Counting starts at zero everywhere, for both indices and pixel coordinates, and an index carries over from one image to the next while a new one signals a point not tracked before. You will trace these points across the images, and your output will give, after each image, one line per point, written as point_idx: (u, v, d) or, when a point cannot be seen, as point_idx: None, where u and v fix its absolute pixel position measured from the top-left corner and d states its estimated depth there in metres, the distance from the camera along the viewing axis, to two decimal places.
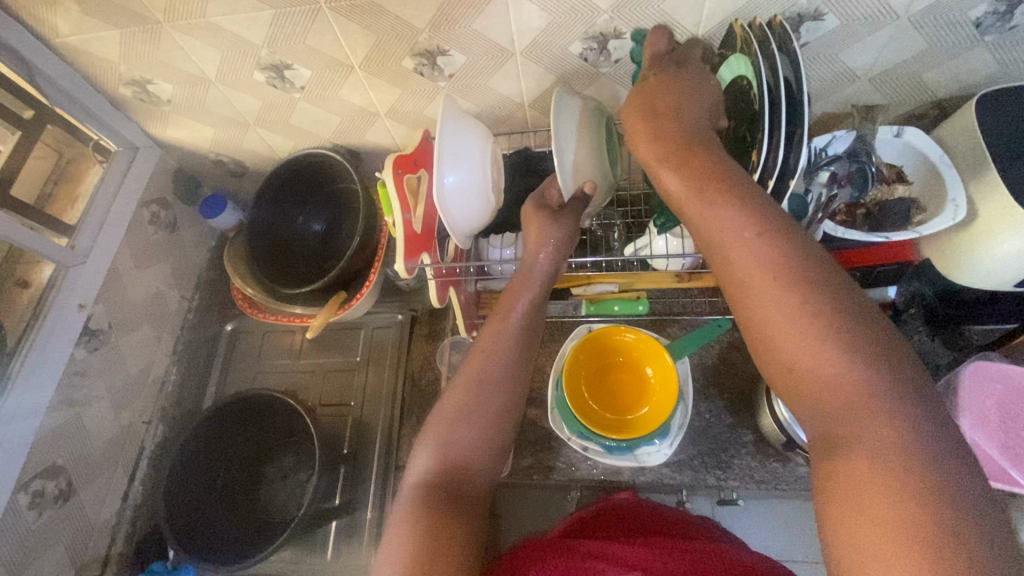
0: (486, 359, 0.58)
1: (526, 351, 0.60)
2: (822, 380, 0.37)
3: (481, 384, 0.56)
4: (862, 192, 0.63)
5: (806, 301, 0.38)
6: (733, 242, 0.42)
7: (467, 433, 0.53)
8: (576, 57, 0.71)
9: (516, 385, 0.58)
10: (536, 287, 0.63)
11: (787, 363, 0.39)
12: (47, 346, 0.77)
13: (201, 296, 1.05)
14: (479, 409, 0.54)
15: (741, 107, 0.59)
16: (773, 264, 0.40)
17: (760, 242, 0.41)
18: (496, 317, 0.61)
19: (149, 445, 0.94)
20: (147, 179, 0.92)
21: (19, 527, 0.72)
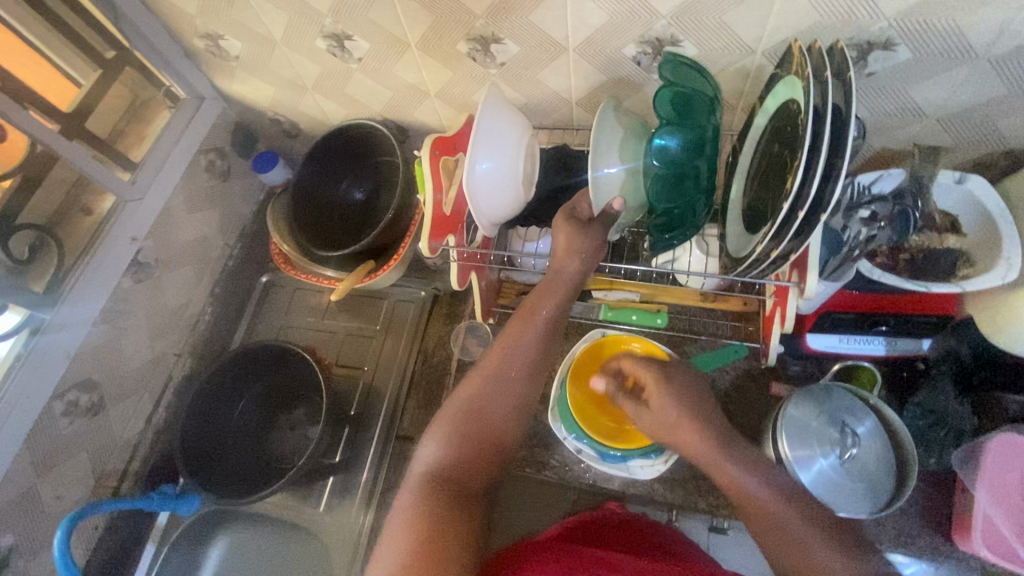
0: (503, 355, 0.59)
1: (547, 348, 0.60)
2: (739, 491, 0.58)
3: (495, 376, 0.57)
4: (902, 236, 0.59)
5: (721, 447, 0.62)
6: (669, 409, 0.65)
7: (482, 427, 0.55)
8: (630, 60, 0.70)
9: (532, 380, 0.58)
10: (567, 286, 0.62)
11: (723, 478, 0.60)
12: (98, 270, 0.83)
13: (243, 245, 1.10)
14: (497, 408, 0.56)
15: (788, 131, 0.57)
16: (690, 424, 0.64)
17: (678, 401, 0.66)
18: (519, 316, 0.61)
19: (177, 376, 0.99)
20: (208, 128, 0.97)
21: (51, 430, 0.78)
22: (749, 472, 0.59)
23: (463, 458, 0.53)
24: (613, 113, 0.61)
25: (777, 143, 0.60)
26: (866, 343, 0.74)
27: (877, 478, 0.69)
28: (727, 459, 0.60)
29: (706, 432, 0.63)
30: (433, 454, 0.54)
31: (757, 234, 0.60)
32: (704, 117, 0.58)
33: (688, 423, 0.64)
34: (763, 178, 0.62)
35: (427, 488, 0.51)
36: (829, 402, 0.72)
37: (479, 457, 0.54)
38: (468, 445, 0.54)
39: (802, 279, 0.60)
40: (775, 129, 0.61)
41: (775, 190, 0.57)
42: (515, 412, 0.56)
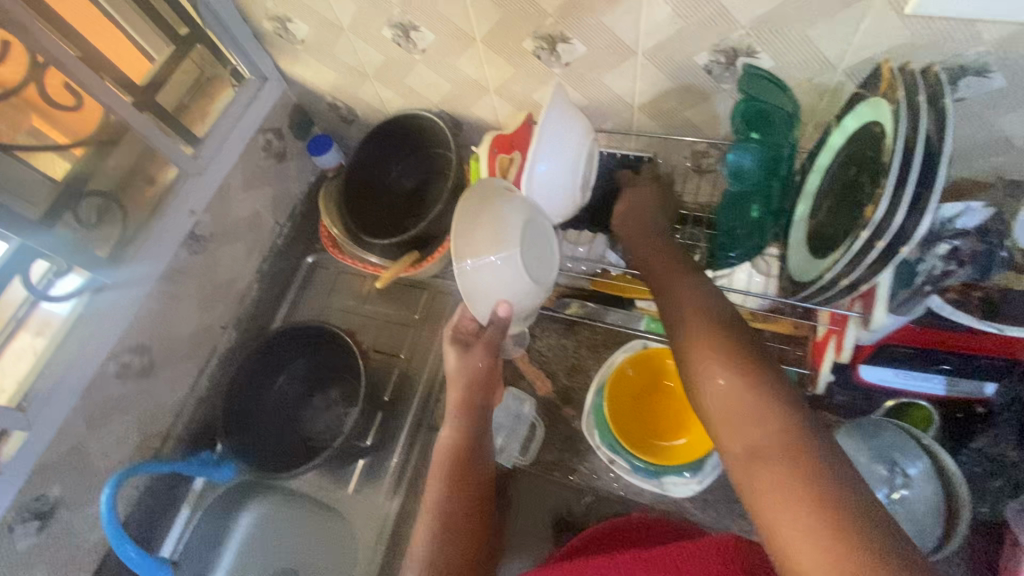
0: (438, 467, 0.67)
1: (467, 446, 0.67)
2: (738, 410, 0.47)
3: (441, 491, 0.65)
4: (982, 275, 0.56)
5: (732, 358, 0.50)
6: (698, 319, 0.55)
7: (448, 534, 0.62)
8: (700, 68, 0.68)
9: (467, 476, 0.66)
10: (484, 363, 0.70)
11: (706, 382, 0.51)
12: (159, 239, 0.86)
13: (293, 225, 1.12)
14: (449, 501, 0.64)
15: (867, 154, 0.55)
16: (713, 336, 0.53)
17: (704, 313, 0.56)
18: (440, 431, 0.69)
19: (222, 348, 1.01)
20: (269, 109, 0.99)
21: (104, 389, 0.82)
22: (738, 372, 0.49)
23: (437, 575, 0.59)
24: (486, 210, 0.67)
25: (854, 167, 0.58)
26: (924, 381, 0.71)
27: (926, 524, 0.66)
28: (732, 375, 0.49)
29: (720, 340, 0.52)
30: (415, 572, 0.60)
31: (825, 259, 0.58)
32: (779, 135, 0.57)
33: (706, 333, 0.53)
34: (836, 201, 0.59)
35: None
36: (878, 439, 0.70)
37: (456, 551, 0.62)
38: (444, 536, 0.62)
39: (869, 311, 0.59)
40: (853, 151, 0.58)
41: (850, 215, 0.55)
42: (464, 508, 0.64)
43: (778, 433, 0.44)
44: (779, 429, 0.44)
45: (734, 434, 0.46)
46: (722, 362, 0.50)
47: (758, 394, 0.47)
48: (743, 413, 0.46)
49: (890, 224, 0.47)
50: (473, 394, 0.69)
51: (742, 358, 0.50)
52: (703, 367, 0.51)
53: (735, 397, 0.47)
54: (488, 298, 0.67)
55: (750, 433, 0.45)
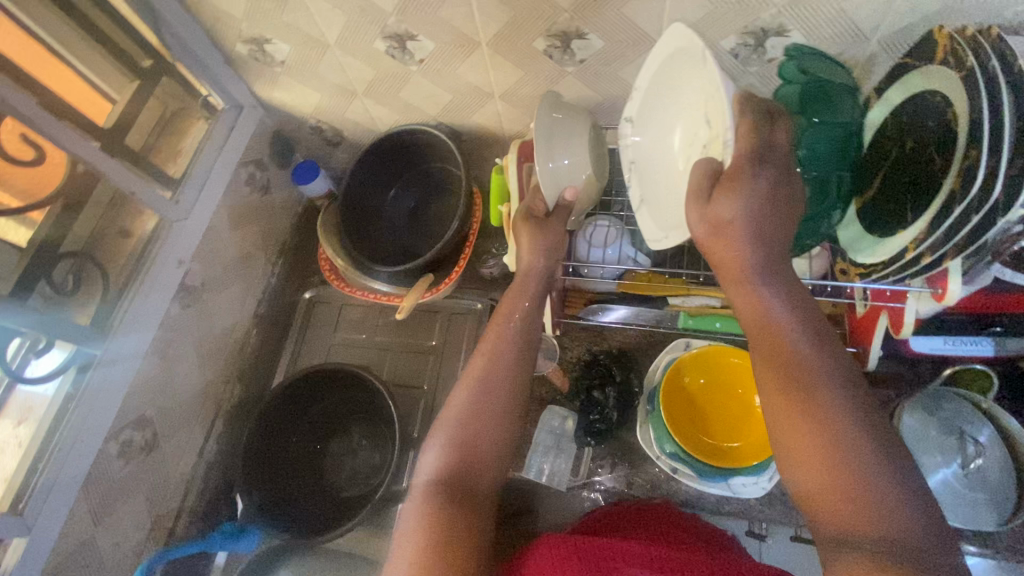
0: (487, 359, 0.58)
1: (523, 352, 0.59)
2: (819, 450, 0.43)
3: (484, 379, 0.56)
4: None
5: (817, 393, 0.44)
6: (785, 353, 0.47)
7: (480, 426, 0.54)
8: (726, 53, 0.65)
9: (516, 389, 0.57)
10: (514, 344, 0.59)
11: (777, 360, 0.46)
12: (146, 298, 0.77)
13: (285, 261, 1.05)
14: (492, 400, 0.55)
15: (926, 124, 0.53)
16: (800, 369, 0.46)
17: (802, 345, 0.47)
18: (495, 323, 0.61)
19: (226, 405, 0.93)
20: (248, 140, 0.91)
21: (106, 475, 0.73)
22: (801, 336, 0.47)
23: (463, 462, 0.52)
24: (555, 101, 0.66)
25: (908, 139, 0.56)
26: (973, 344, 0.71)
27: (1005, 494, 0.65)
28: (818, 410, 0.44)
29: (809, 375, 0.45)
30: (434, 464, 0.53)
31: (892, 237, 0.56)
32: (851, 109, 0.53)
33: (799, 370, 0.45)
34: (891, 176, 0.57)
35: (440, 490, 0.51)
36: (940, 411, 0.69)
37: (477, 442, 0.53)
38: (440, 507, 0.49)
39: (940, 285, 0.57)
40: (906, 122, 0.56)
41: (918, 189, 0.53)
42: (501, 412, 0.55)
43: (864, 489, 0.40)
44: (846, 438, 0.42)
45: (793, 433, 0.44)
46: (803, 403, 0.44)
47: (845, 440, 0.42)
48: (817, 459, 0.42)
49: (984, 196, 0.45)
50: (496, 376, 0.57)
51: (833, 400, 0.44)
52: (778, 405, 0.46)
53: (818, 440, 0.43)
54: (559, 181, 0.65)
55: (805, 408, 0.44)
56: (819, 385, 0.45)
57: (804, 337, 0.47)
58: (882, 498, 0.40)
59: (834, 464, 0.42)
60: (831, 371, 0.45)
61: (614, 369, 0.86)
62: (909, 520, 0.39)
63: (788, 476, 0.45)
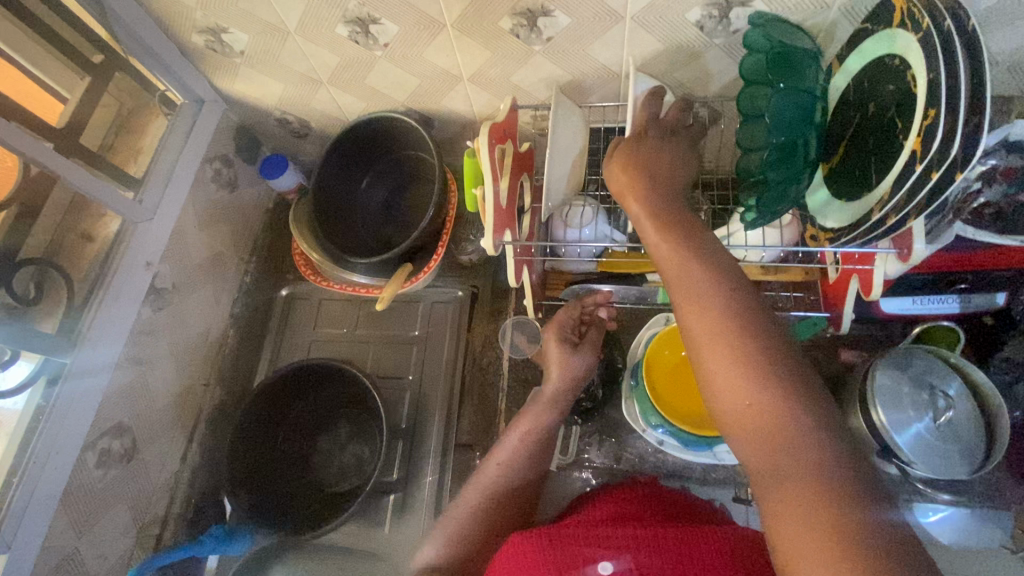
0: (501, 468, 0.68)
1: (535, 466, 0.69)
2: (748, 406, 0.42)
3: (495, 486, 0.66)
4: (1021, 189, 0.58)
5: (739, 347, 0.44)
6: (701, 309, 0.46)
7: (484, 518, 0.63)
8: (692, 26, 0.65)
9: (520, 497, 0.67)
10: (522, 456, 0.69)
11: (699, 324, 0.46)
12: (115, 304, 0.75)
13: (258, 259, 1.02)
14: (497, 506, 0.65)
15: (887, 87, 0.54)
16: (718, 324, 0.45)
17: (715, 298, 0.46)
18: (514, 431, 0.71)
19: (207, 408, 0.91)
20: (211, 135, 0.89)
21: (84, 486, 0.71)
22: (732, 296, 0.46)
23: (462, 552, 0.61)
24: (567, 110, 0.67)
25: (870, 104, 0.57)
26: (940, 303, 0.74)
27: (970, 442, 0.68)
28: (739, 363, 0.43)
29: (727, 330, 0.45)
30: (433, 553, 0.61)
31: (858, 200, 0.57)
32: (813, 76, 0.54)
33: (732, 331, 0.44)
34: (856, 141, 0.59)
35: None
36: (910, 368, 0.71)
37: (483, 533, 0.62)
38: None
39: (907, 246, 0.58)
40: (867, 86, 0.57)
41: (881, 152, 0.54)
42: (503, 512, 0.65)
43: (792, 447, 0.40)
44: (776, 396, 0.41)
45: (723, 396, 0.44)
46: (733, 362, 0.43)
47: (769, 392, 0.42)
48: (755, 422, 0.42)
49: (943, 153, 0.46)
50: (507, 483, 0.67)
51: (761, 360, 0.43)
52: (710, 370, 0.45)
53: (747, 395, 0.42)
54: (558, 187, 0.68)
55: (731, 368, 0.43)
56: (741, 337, 0.44)
57: (723, 291, 0.47)
58: (815, 452, 0.39)
59: (764, 422, 0.41)
60: (749, 322, 0.45)
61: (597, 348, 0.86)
62: (840, 471, 0.38)
63: (728, 440, 0.44)
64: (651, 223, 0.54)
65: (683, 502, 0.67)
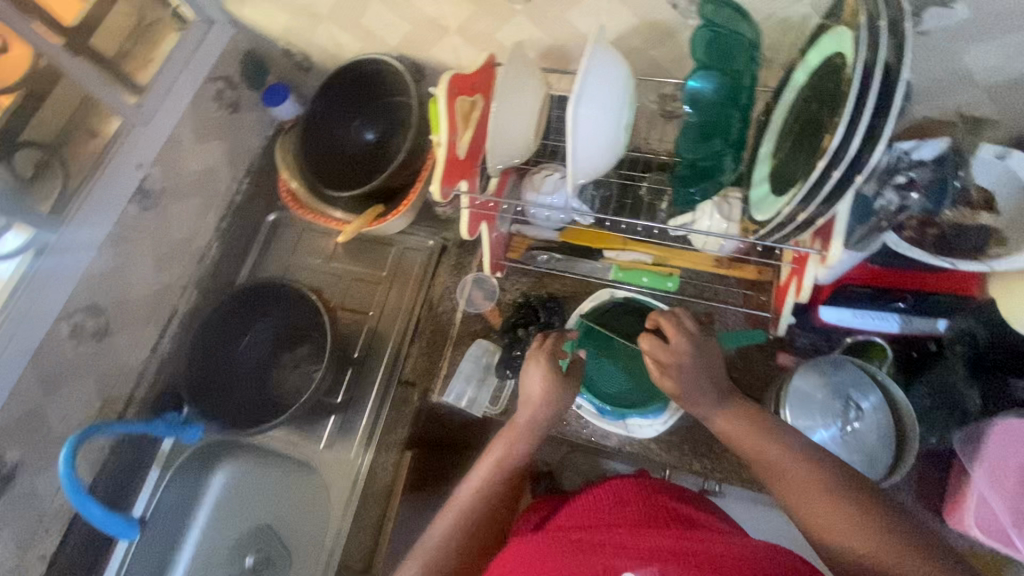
0: (481, 484, 0.63)
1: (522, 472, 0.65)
2: (860, 539, 0.46)
3: (479, 499, 0.62)
4: (938, 204, 0.58)
5: (831, 491, 0.49)
6: (787, 473, 0.52)
7: (469, 530, 0.60)
8: (665, 2, 0.65)
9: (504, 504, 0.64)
10: (497, 489, 0.63)
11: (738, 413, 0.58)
12: (104, 193, 0.82)
13: (252, 182, 1.08)
14: (481, 521, 0.61)
15: (829, 86, 0.54)
16: (810, 481, 0.51)
17: (808, 469, 0.52)
18: (498, 443, 0.66)
19: (183, 309, 0.98)
20: (218, 54, 0.94)
21: (57, 351, 0.79)
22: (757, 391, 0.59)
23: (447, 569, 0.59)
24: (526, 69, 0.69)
25: (815, 102, 0.57)
26: (880, 320, 0.73)
27: (876, 454, 0.69)
28: (838, 510, 0.48)
29: (829, 482, 0.50)
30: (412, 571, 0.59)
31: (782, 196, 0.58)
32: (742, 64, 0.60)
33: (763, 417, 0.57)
34: (797, 138, 0.59)
35: None
36: (834, 376, 0.72)
37: (466, 546, 0.60)
38: None
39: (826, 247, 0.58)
40: (817, 85, 0.57)
41: (809, 150, 0.55)
42: (487, 516, 0.62)
43: (849, 503, 0.48)
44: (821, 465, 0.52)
45: (782, 467, 0.53)
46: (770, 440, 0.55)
47: (872, 523, 0.47)
48: (810, 483, 0.51)
49: (842, 150, 0.48)
50: (489, 493, 0.63)
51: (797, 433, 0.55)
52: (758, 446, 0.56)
53: (848, 536, 0.47)
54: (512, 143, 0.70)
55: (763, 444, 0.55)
56: (858, 512, 0.48)
57: (830, 470, 0.51)
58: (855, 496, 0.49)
59: (817, 487, 0.50)
60: (840, 480, 0.50)
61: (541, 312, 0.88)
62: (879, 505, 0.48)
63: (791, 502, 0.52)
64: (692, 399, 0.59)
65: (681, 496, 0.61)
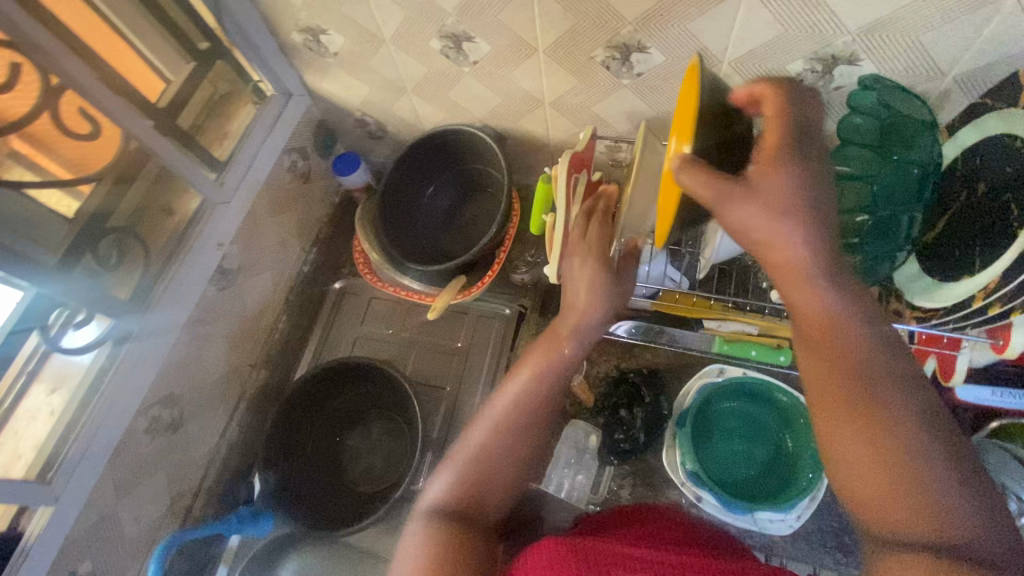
0: (511, 403, 0.57)
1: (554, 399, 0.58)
2: (889, 478, 0.40)
3: (507, 424, 0.56)
4: None
5: (886, 411, 0.41)
6: (842, 369, 0.44)
7: (503, 446, 0.55)
8: (792, 77, 0.63)
9: (539, 433, 0.56)
10: (512, 458, 0.55)
11: (810, 327, 0.45)
12: (185, 278, 0.78)
13: (318, 251, 1.05)
14: (510, 436, 0.55)
15: (1005, 170, 0.51)
16: (865, 398, 0.42)
17: (869, 376, 0.43)
18: (544, 345, 0.60)
19: (251, 389, 0.93)
20: (293, 127, 0.92)
21: (132, 450, 0.73)
22: (834, 299, 0.45)
23: (472, 496, 0.53)
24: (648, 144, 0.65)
25: (981, 182, 0.54)
26: None
27: None
28: (891, 441, 0.40)
29: (882, 392, 0.42)
30: (440, 491, 0.53)
31: (955, 284, 0.54)
32: (926, 146, 0.53)
33: (831, 337, 0.45)
34: (961, 219, 0.55)
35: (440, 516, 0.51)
36: (983, 464, 0.66)
37: (493, 470, 0.54)
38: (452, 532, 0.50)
39: (1001, 337, 0.53)
40: (982, 165, 0.54)
41: (991, 238, 0.51)
42: (523, 428, 0.56)
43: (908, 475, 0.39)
44: (886, 417, 0.41)
45: (838, 406, 0.43)
46: (840, 376, 0.44)
47: (908, 453, 0.40)
48: (866, 447, 0.41)
49: None
50: (520, 417, 0.56)
51: (866, 361, 0.43)
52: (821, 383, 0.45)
53: (895, 497, 0.39)
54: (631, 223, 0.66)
55: (828, 372, 0.44)
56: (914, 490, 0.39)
57: (890, 415, 0.41)
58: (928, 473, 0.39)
59: (870, 448, 0.41)
60: (904, 398, 0.42)
61: (643, 390, 0.82)
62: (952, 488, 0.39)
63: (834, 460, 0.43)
64: (796, 276, 0.46)
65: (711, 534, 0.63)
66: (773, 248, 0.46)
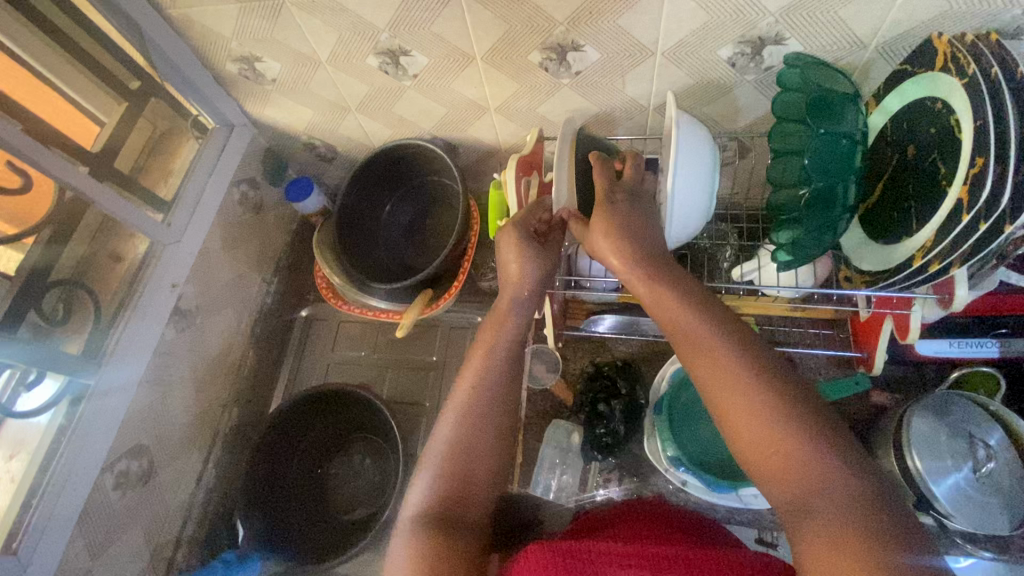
0: (474, 390, 0.56)
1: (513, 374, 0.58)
2: (779, 449, 0.42)
3: (474, 406, 0.55)
4: None
5: (755, 388, 0.45)
6: (713, 357, 0.48)
7: (473, 432, 0.53)
8: (723, 62, 0.64)
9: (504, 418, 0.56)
10: (490, 441, 0.54)
11: (687, 346, 0.50)
12: (139, 324, 0.75)
13: (280, 280, 1.03)
14: (479, 424, 0.54)
15: (929, 131, 0.53)
16: (740, 380, 0.46)
17: (737, 358, 0.47)
18: (489, 326, 0.61)
19: (224, 429, 0.91)
20: (239, 159, 0.90)
21: (101, 508, 0.71)
22: (704, 317, 0.50)
23: (454, 490, 0.51)
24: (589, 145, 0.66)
25: (910, 145, 0.56)
26: (978, 348, 0.69)
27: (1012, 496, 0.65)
28: (767, 416, 0.43)
29: (765, 394, 0.45)
30: (420, 496, 0.51)
31: (897, 246, 0.56)
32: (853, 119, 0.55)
33: (709, 349, 0.48)
34: (896, 183, 0.57)
35: (422, 523, 0.49)
36: (949, 415, 0.68)
37: (467, 462, 0.52)
38: (433, 537, 0.47)
39: (948, 292, 0.54)
40: (909, 129, 0.56)
41: (925, 197, 0.53)
42: (495, 417, 0.55)
43: (810, 468, 0.41)
44: (775, 417, 0.43)
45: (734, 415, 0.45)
46: (732, 385, 0.46)
47: (802, 449, 0.42)
48: (768, 444, 0.43)
49: (990, 203, 0.44)
50: (486, 396, 0.56)
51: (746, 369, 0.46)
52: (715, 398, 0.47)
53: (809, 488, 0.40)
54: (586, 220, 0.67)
55: (715, 384, 0.47)
56: (819, 482, 0.40)
57: (777, 414, 0.43)
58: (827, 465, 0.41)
59: (774, 449, 0.42)
60: (768, 372, 0.46)
61: (619, 382, 0.82)
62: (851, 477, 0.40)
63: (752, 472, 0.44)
64: (662, 296, 0.52)
65: (690, 518, 0.65)
66: (639, 280, 0.54)
